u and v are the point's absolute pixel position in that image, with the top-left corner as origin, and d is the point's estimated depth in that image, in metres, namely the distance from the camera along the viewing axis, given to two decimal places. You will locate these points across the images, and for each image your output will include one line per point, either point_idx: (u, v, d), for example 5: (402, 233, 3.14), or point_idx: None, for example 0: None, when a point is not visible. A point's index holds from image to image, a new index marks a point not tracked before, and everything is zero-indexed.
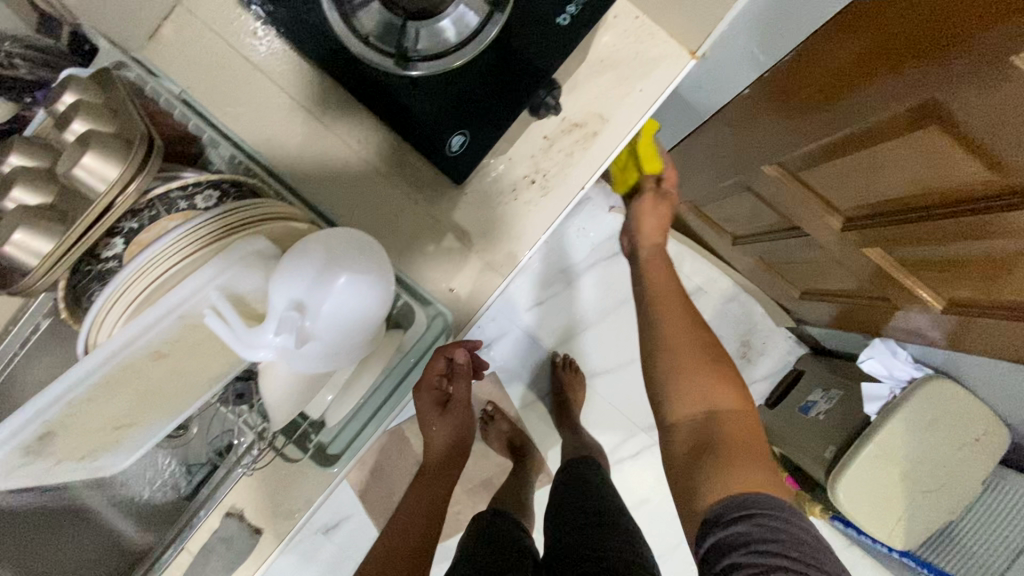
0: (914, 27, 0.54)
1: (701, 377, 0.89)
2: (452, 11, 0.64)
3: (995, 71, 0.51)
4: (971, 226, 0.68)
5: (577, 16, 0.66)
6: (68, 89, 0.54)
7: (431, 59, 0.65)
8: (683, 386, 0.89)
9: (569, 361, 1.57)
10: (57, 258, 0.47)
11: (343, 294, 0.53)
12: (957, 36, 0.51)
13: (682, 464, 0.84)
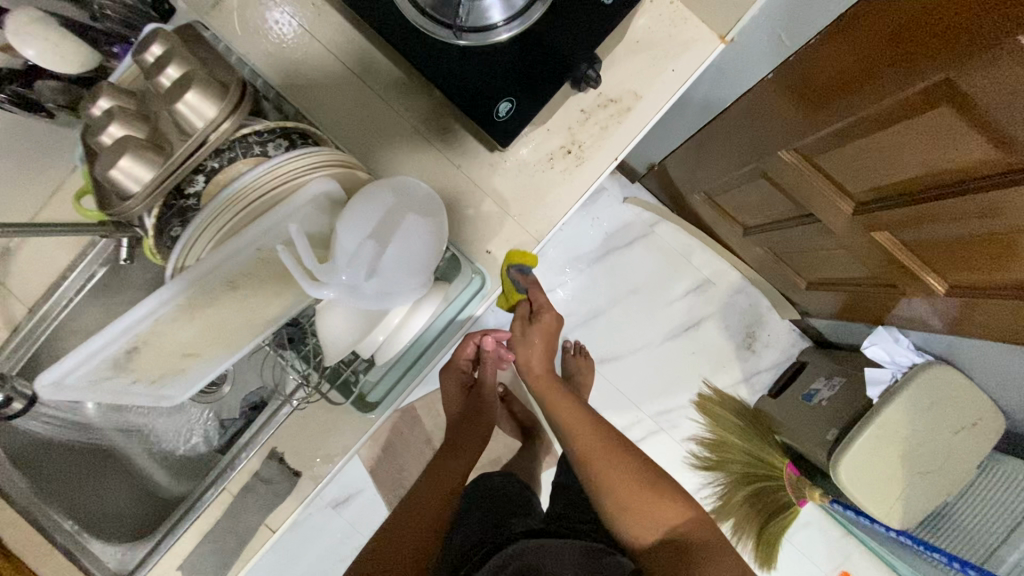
0: (931, 10, 0.59)
1: (634, 497, 0.85)
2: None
3: (1000, 52, 0.56)
4: (977, 204, 0.73)
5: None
6: (157, 39, 0.59)
7: (478, 33, 0.69)
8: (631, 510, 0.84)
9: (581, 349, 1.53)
10: (156, 186, 0.53)
11: (407, 235, 0.58)
12: (969, 17, 0.57)
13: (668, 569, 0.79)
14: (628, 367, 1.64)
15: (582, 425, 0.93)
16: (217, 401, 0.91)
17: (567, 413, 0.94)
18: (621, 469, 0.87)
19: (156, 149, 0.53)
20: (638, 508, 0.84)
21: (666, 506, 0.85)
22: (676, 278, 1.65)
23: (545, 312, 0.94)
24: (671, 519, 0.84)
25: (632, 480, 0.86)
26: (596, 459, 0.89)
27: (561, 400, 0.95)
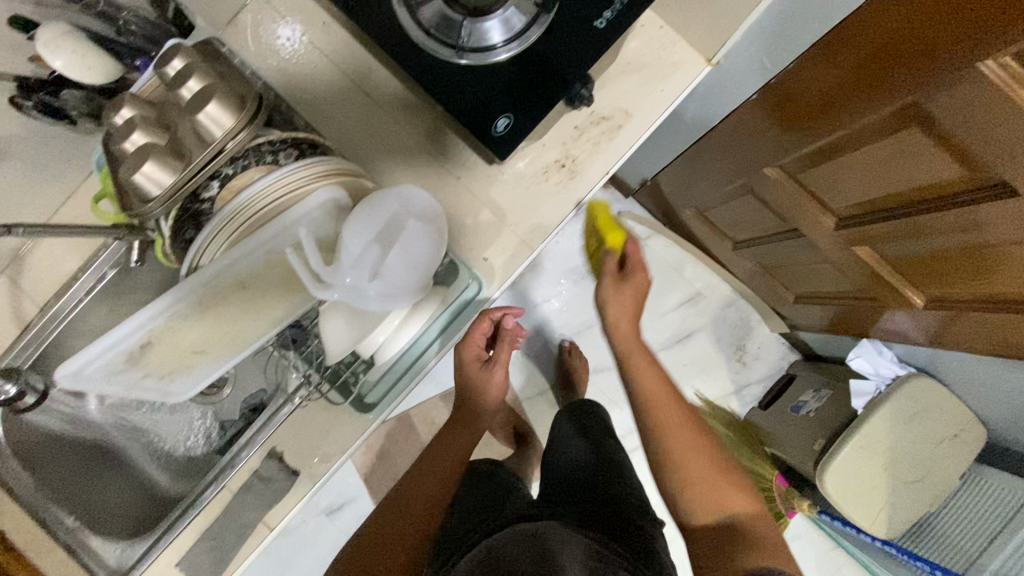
0: (899, 36, 0.63)
1: (702, 475, 0.82)
2: (501, 12, 0.72)
3: (960, 77, 0.59)
4: (952, 218, 0.76)
5: (612, 21, 0.75)
6: (178, 55, 0.63)
7: (480, 53, 0.74)
8: (694, 484, 0.82)
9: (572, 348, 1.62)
10: (176, 187, 0.59)
11: (410, 241, 0.62)
12: (931, 44, 0.60)
13: (718, 555, 0.80)
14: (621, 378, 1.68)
15: (664, 396, 0.84)
16: (218, 403, 0.93)
17: (649, 380, 0.84)
18: (690, 443, 0.83)
19: (176, 156, 0.57)
20: (704, 491, 0.82)
21: (733, 492, 0.83)
22: (668, 291, 1.69)
23: (638, 272, 0.79)
24: (735, 506, 0.83)
25: (704, 458, 0.83)
26: (664, 425, 0.83)
27: (644, 365, 0.84)
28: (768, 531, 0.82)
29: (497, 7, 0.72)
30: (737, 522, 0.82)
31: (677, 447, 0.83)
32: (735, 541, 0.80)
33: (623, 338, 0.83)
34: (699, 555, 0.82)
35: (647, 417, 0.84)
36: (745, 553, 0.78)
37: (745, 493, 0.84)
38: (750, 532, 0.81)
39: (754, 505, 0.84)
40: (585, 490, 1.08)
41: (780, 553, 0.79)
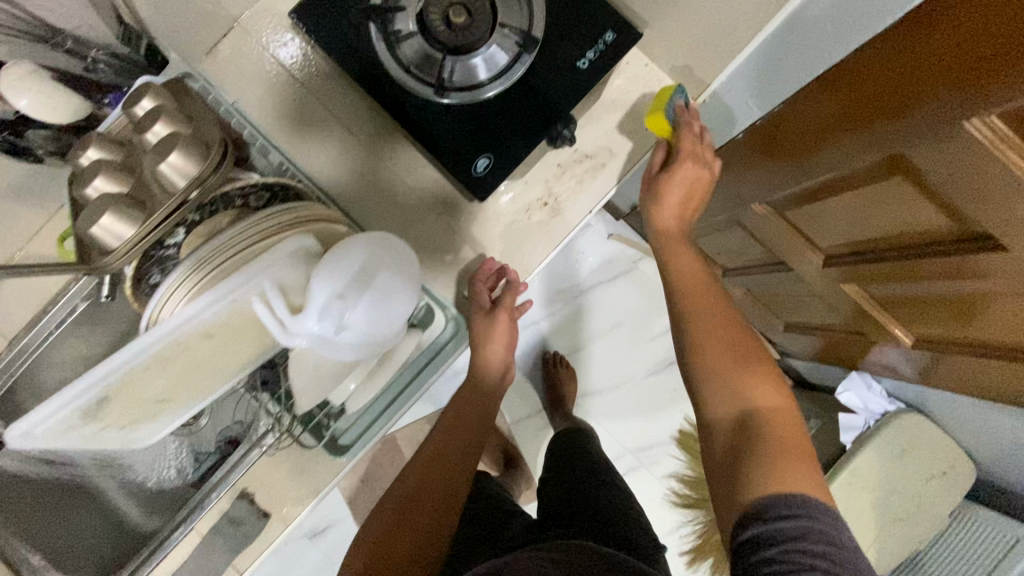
0: (884, 87, 0.60)
1: (729, 359, 0.69)
2: (483, 51, 0.73)
3: (948, 132, 0.56)
4: (942, 265, 0.74)
5: (594, 62, 0.75)
6: (146, 95, 0.61)
7: (464, 91, 0.73)
8: (718, 363, 0.69)
9: (559, 358, 1.61)
10: (135, 243, 0.54)
11: (378, 291, 0.61)
12: (914, 96, 0.57)
13: (724, 465, 0.63)
14: (610, 402, 1.66)
15: (700, 284, 0.77)
16: (195, 435, 0.84)
17: (684, 268, 0.79)
18: (716, 330, 0.72)
19: (138, 206, 0.54)
20: (724, 375, 0.68)
21: (758, 382, 0.66)
22: (659, 314, 1.67)
23: (687, 162, 0.80)
24: (756, 398, 0.65)
25: (731, 350, 0.70)
26: (693, 312, 0.74)
27: (680, 252, 0.81)
28: (792, 433, 0.62)
29: (479, 45, 0.73)
30: (754, 410, 0.64)
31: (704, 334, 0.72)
32: (752, 439, 0.62)
33: (663, 219, 0.82)
34: (713, 454, 0.65)
35: (678, 300, 0.76)
36: (758, 455, 0.60)
37: (774, 391, 0.66)
38: (770, 428, 0.62)
39: (780, 403, 0.65)
40: (582, 498, 1.05)
41: (800, 454, 0.60)
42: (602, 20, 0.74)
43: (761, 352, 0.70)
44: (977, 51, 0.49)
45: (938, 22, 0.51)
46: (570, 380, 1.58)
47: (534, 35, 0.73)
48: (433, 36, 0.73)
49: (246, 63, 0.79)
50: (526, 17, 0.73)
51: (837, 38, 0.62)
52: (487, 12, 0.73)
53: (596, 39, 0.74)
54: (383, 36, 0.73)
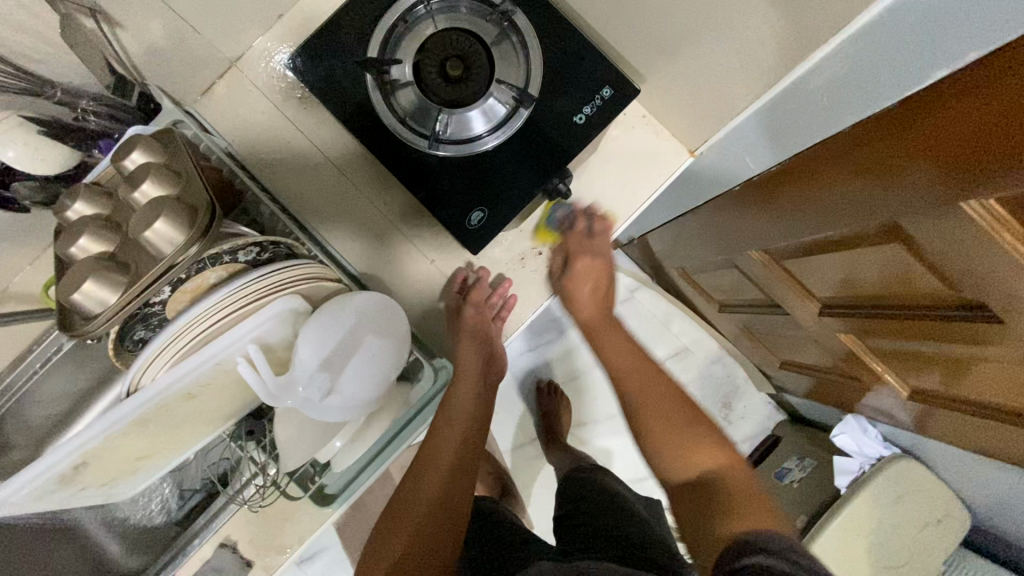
0: (878, 157, 0.58)
1: (677, 430, 0.77)
2: (479, 103, 0.75)
3: (945, 209, 0.54)
4: (941, 328, 0.73)
5: (591, 116, 0.76)
6: (135, 148, 0.60)
7: (460, 143, 0.75)
8: (666, 436, 0.77)
9: (554, 388, 1.59)
10: (121, 307, 0.54)
11: (366, 355, 0.62)
12: (907, 170, 0.55)
13: (691, 519, 0.71)
14: (602, 433, 1.64)
15: (638, 358, 0.84)
16: (180, 472, 0.83)
17: (616, 342, 0.86)
18: (658, 399, 0.80)
19: (119, 268, 0.54)
20: (671, 440, 0.77)
21: (705, 445, 0.76)
22: (655, 345, 1.65)
23: (583, 258, 0.84)
24: (706, 461, 0.75)
25: (679, 417, 0.79)
26: (630, 384, 0.82)
27: (606, 334, 0.87)
28: (745, 484, 0.71)
29: (476, 98, 0.75)
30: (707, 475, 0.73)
31: (649, 408, 0.80)
32: (711, 497, 0.70)
33: (584, 312, 0.87)
34: (679, 515, 0.73)
35: (613, 363, 0.84)
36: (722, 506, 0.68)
37: (718, 449, 0.76)
38: (726, 487, 0.71)
39: (730, 461, 0.75)
40: (605, 526, 0.98)
41: (757, 501, 0.68)
42: (600, 77, 0.76)
43: (698, 411, 0.79)
44: (974, 137, 0.47)
45: (932, 108, 0.50)
46: (565, 410, 1.56)
47: (531, 91, 0.74)
48: (429, 88, 0.75)
49: (249, 114, 0.81)
50: (522, 74, 0.76)
51: (832, 112, 0.61)
52: (484, 67, 0.75)
53: (594, 94, 0.76)
54: (379, 88, 0.75)
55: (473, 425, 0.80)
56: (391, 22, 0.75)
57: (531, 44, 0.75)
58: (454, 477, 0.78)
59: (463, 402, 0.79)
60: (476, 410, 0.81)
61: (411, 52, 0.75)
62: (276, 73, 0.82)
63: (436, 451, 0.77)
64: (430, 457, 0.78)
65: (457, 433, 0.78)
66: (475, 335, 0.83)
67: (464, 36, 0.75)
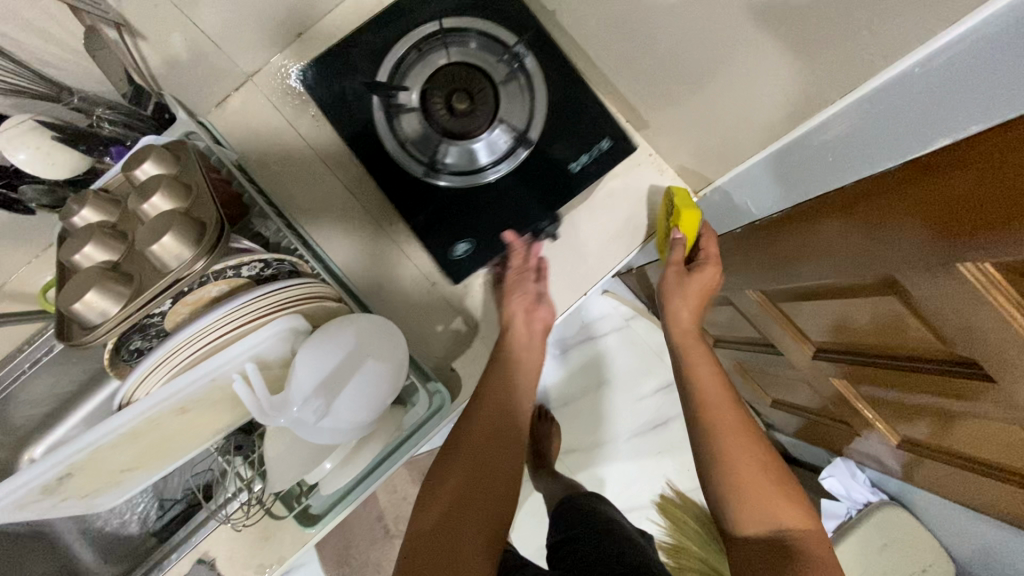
0: (876, 211, 0.59)
1: (755, 477, 0.69)
2: (480, 139, 0.79)
3: (942, 267, 0.55)
4: (936, 383, 0.73)
5: (586, 164, 0.81)
6: (147, 159, 0.60)
7: (456, 174, 0.79)
8: (746, 490, 0.69)
9: (545, 412, 1.58)
10: (119, 320, 0.53)
11: (364, 378, 0.61)
12: (903, 225, 0.56)
13: None
14: (592, 460, 1.63)
15: (719, 393, 0.76)
16: (163, 480, 0.83)
17: (702, 374, 0.79)
18: (747, 450, 0.71)
19: (122, 280, 0.54)
20: (755, 495, 0.68)
21: (786, 502, 0.68)
22: (647, 374, 1.66)
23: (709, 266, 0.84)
24: (788, 518, 0.67)
25: (757, 463, 0.71)
26: (718, 438, 0.72)
27: (699, 359, 0.80)
28: (828, 555, 0.64)
29: (479, 132, 0.79)
30: (790, 535, 0.66)
31: (725, 450, 0.72)
32: (786, 558, 0.63)
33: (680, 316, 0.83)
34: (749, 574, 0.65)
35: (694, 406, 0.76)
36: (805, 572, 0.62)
37: (800, 509, 0.68)
38: (807, 552, 0.64)
39: (808, 521, 0.68)
40: (599, 554, 0.97)
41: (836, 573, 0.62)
42: (598, 131, 0.81)
43: (781, 465, 0.72)
44: (974, 201, 0.47)
45: (931, 175, 0.51)
46: (554, 435, 1.54)
47: (531, 133, 0.80)
48: (434, 116, 0.79)
49: (261, 129, 0.83)
50: (525, 114, 0.80)
51: (836, 168, 0.62)
52: (490, 103, 0.79)
53: (592, 144, 0.81)
54: (386, 112, 0.78)
55: (509, 440, 0.69)
56: (405, 50, 0.78)
57: (539, 88, 0.80)
58: (482, 482, 0.66)
59: (488, 413, 0.70)
60: (507, 422, 0.70)
61: (420, 80, 0.78)
62: (292, 90, 0.83)
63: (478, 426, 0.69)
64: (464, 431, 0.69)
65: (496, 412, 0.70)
66: (522, 289, 0.78)
67: (473, 71, 0.79)
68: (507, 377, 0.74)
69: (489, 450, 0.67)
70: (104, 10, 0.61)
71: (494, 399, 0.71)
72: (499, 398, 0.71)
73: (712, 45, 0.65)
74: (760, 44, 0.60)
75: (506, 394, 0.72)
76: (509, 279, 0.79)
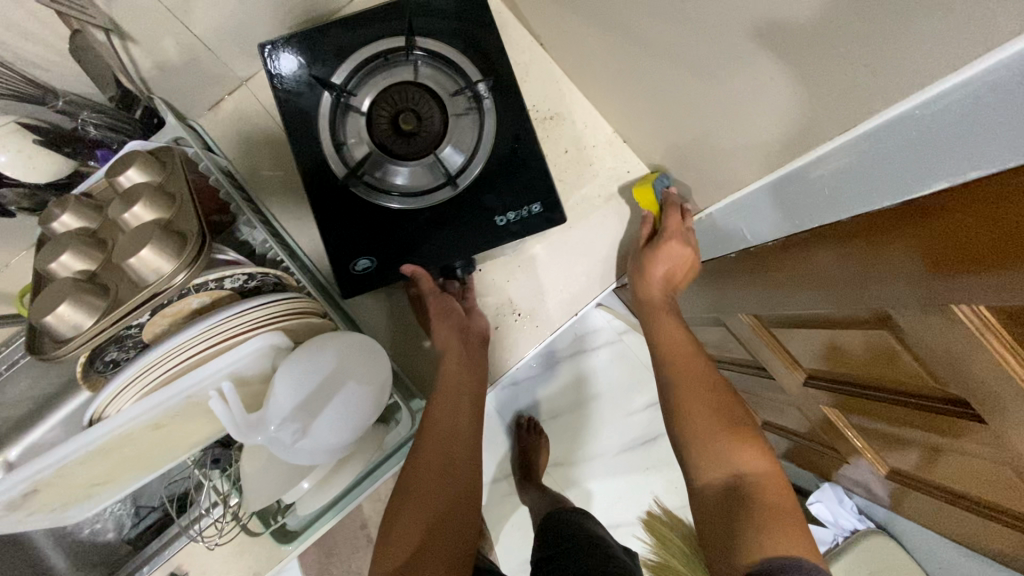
0: (874, 243, 0.58)
1: (709, 424, 0.76)
2: (412, 166, 0.79)
3: (937, 305, 0.54)
4: (925, 417, 0.72)
5: (512, 221, 0.80)
6: (131, 165, 0.59)
7: (375, 191, 0.78)
8: (700, 435, 0.75)
9: (533, 424, 1.57)
10: (93, 334, 0.52)
11: (347, 398, 0.60)
12: (899, 259, 0.55)
13: (718, 523, 0.69)
14: (580, 473, 1.61)
15: (682, 348, 0.84)
16: (140, 488, 0.80)
17: (666, 329, 0.87)
18: (703, 398, 0.78)
19: (97, 292, 0.52)
20: (709, 440, 0.75)
21: (740, 447, 0.73)
22: (638, 390, 1.65)
23: (671, 237, 0.87)
24: (743, 462, 0.72)
25: (713, 412, 0.77)
26: (677, 387, 0.80)
27: (665, 317, 0.89)
28: (779, 494, 0.69)
29: (423, 155, 0.79)
30: (746, 477, 0.71)
31: (684, 400, 0.79)
32: (737, 499, 0.69)
33: (651, 288, 0.88)
34: (706, 513, 0.72)
35: (661, 357, 0.85)
36: (752, 510, 0.68)
37: (754, 452, 0.73)
38: (758, 493, 0.69)
39: (763, 464, 0.72)
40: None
41: (788, 515, 0.67)
42: (532, 192, 0.80)
43: (740, 412, 0.77)
44: (975, 237, 0.46)
45: (928, 216, 0.50)
46: (543, 448, 1.53)
47: (477, 160, 0.80)
48: (377, 133, 0.79)
49: (253, 137, 0.83)
50: (466, 155, 0.80)
51: (834, 203, 0.60)
52: (435, 127, 0.80)
53: (523, 205, 0.80)
54: (330, 124, 0.77)
55: (457, 470, 0.72)
56: (364, 60, 0.78)
57: (488, 131, 0.80)
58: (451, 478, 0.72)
59: (436, 446, 0.72)
60: (454, 450, 0.73)
61: (372, 93, 0.78)
62: None
63: (440, 426, 0.73)
64: (429, 433, 0.73)
65: (457, 412, 0.75)
66: (448, 308, 0.80)
67: (429, 97, 0.80)
68: (454, 406, 0.75)
69: (457, 449, 0.73)
70: (91, 15, 0.61)
71: (438, 434, 0.72)
72: (455, 410, 0.75)
73: (704, 68, 0.66)
74: (752, 76, 0.60)
75: (451, 424, 0.74)
76: (431, 306, 0.80)
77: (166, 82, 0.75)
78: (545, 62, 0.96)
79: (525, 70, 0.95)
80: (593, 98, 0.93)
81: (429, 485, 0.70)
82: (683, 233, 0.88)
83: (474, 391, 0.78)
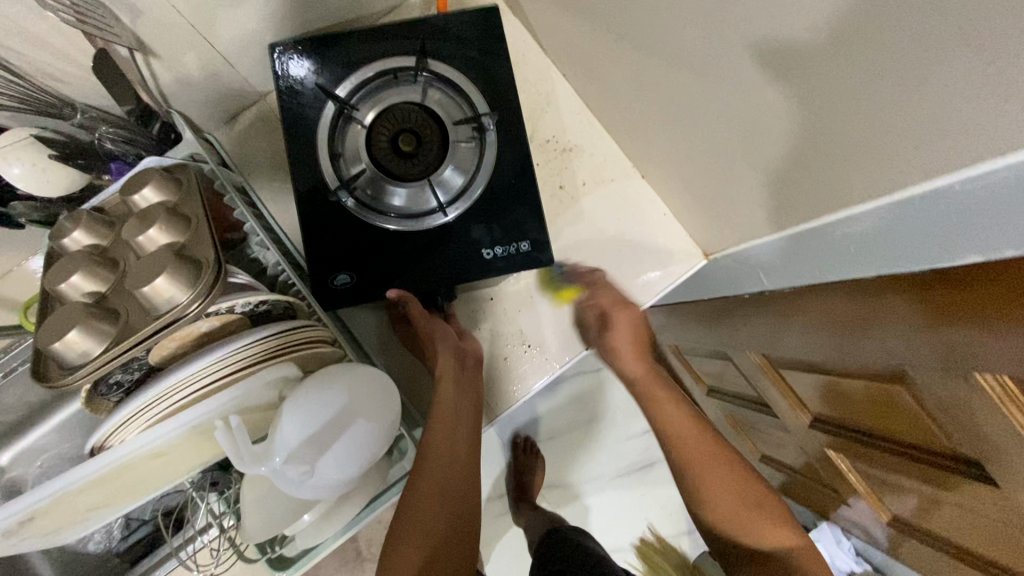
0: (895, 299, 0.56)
1: (734, 506, 0.76)
2: (409, 188, 0.78)
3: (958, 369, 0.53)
4: (932, 473, 0.71)
5: (499, 255, 0.78)
6: (148, 184, 0.58)
7: (370, 211, 0.77)
8: (732, 521, 0.76)
9: (530, 445, 1.54)
10: (100, 362, 0.51)
11: (351, 435, 0.59)
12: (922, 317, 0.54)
13: None
14: (574, 495, 1.60)
15: (692, 428, 0.82)
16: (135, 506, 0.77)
17: (663, 406, 0.85)
18: (722, 476, 0.78)
19: (108, 317, 0.51)
20: (741, 525, 0.75)
21: (767, 524, 0.74)
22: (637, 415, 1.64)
23: (619, 307, 0.87)
24: (776, 538, 0.73)
25: (735, 489, 0.77)
26: (695, 472, 0.79)
27: (656, 392, 0.86)
28: (823, 569, 0.69)
29: (422, 178, 0.78)
30: (779, 554, 0.72)
31: (703, 479, 0.78)
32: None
33: (629, 365, 0.88)
34: None
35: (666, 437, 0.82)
36: None
37: (787, 528, 0.74)
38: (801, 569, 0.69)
39: (797, 538, 0.74)
40: None
41: None
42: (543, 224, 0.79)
43: (759, 485, 0.78)
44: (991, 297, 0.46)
45: (955, 288, 0.49)
46: (540, 468, 1.51)
47: (477, 184, 0.78)
48: (376, 151, 0.77)
49: (270, 154, 0.83)
50: (466, 177, 0.79)
51: (857, 261, 0.61)
52: (435, 149, 0.79)
53: (511, 241, 0.78)
54: (331, 140, 0.76)
55: (451, 502, 0.70)
56: (368, 76, 0.76)
57: (488, 157, 0.79)
58: (451, 508, 0.70)
59: (432, 476, 0.69)
60: (452, 483, 0.70)
61: (374, 109, 0.77)
62: None
63: (435, 459, 0.70)
64: (426, 466, 0.70)
65: (455, 441, 0.74)
66: (442, 329, 0.80)
67: (432, 120, 0.79)
68: (449, 434, 0.74)
69: (456, 478, 0.71)
70: (118, 32, 0.60)
71: (434, 463, 0.70)
72: (452, 439, 0.73)
73: (729, 111, 0.66)
74: (780, 127, 0.60)
75: (449, 453, 0.72)
76: (422, 329, 0.79)
77: (186, 96, 0.74)
78: (566, 90, 0.95)
79: (545, 100, 0.95)
80: (611, 129, 0.94)
81: (422, 517, 0.67)
82: (616, 295, 0.88)
83: (474, 420, 0.77)
